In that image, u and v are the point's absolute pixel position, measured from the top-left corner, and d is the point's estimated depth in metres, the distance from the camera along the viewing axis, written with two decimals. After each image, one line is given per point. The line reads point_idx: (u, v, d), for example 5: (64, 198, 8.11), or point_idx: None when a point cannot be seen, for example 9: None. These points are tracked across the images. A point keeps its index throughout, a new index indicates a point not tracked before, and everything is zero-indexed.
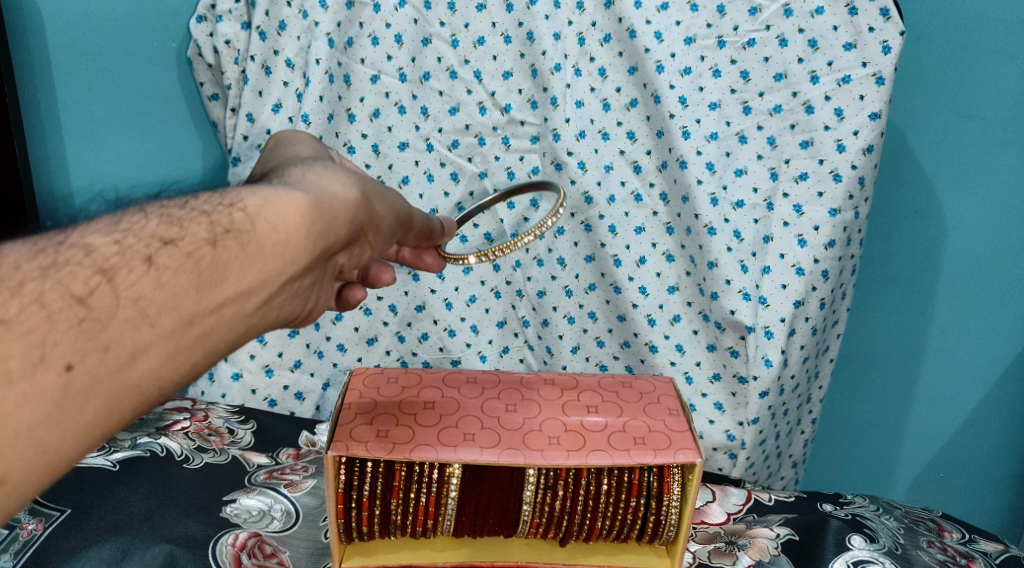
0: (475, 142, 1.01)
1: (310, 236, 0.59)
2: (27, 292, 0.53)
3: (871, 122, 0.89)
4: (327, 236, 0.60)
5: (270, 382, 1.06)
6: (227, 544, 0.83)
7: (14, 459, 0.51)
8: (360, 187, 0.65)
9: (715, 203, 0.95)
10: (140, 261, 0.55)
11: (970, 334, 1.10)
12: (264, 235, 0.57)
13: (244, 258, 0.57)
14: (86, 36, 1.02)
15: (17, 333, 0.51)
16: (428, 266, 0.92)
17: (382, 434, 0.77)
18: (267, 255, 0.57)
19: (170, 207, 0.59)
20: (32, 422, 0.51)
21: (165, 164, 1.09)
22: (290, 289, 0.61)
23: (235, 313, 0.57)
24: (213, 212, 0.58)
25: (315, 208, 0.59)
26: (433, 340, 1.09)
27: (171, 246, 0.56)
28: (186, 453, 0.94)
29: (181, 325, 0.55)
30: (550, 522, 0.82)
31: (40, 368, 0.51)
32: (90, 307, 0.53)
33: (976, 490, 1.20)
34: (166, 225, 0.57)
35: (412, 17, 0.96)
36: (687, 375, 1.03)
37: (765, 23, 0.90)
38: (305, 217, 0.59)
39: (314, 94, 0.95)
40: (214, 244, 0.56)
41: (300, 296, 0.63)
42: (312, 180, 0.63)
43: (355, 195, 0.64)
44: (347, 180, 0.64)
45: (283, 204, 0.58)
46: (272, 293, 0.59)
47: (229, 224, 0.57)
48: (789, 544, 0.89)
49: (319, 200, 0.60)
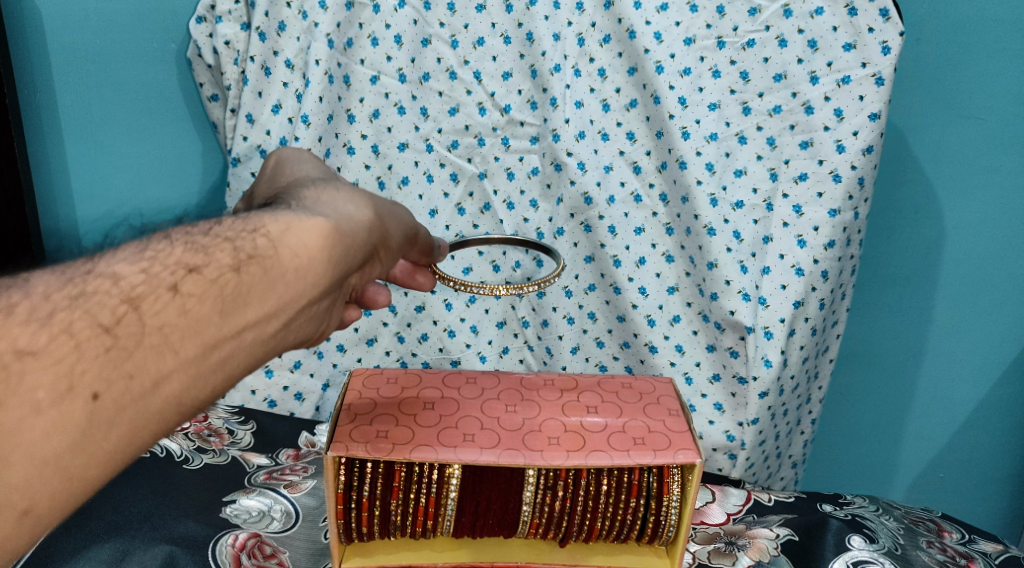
0: (475, 142, 1.01)
1: (329, 261, 0.60)
2: (56, 322, 0.52)
3: (871, 123, 0.89)
4: (346, 258, 0.61)
5: (270, 382, 1.06)
6: (227, 544, 0.83)
7: (39, 488, 0.51)
8: (374, 207, 0.66)
9: (715, 204, 0.95)
10: (166, 289, 0.55)
11: (969, 335, 1.10)
12: (286, 260, 0.58)
13: (266, 283, 0.57)
14: (87, 36, 1.02)
15: (46, 363, 0.51)
16: (420, 286, 0.84)
17: (382, 434, 0.77)
18: (288, 279, 0.58)
19: (194, 233, 0.59)
20: (58, 451, 0.51)
21: (167, 168, 1.09)
22: (309, 312, 0.61)
23: (256, 337, 0.57)
24: (236, 238, 0.58)
25: (334, 231, 0.60)
26: (433, 341, 1.09)
27: (196, 273, 0.56)
28: (186, 454, 0.95)
29: (204, 350, 0.55)
30: (550, 522, 0.82)
31: (67, 397, 0.51)
32: (116, 336, 0.53)
33: (976, 490, 1.20)
34: (192, 253, 0.57)
35: (412, 17, 0.96)
36: (687, 375, 1.03)
37: (765, 24, 0.89)
38: (325, 241, 0.60)
39: (314, 95, 0.95)
40: (237, 270, 0.56)
41: (320, 318, 0.63)
42: (328, 204, 0.63)
43: (369, 216, 0.64)
44: (360, 200, 0.65)
45: (304, 230, 0.59)
46: (292, 317, 0.59)
47: (252, 250, 0.57)
48: (789, 544, 0.89)
49: (338, 222, 0.61)
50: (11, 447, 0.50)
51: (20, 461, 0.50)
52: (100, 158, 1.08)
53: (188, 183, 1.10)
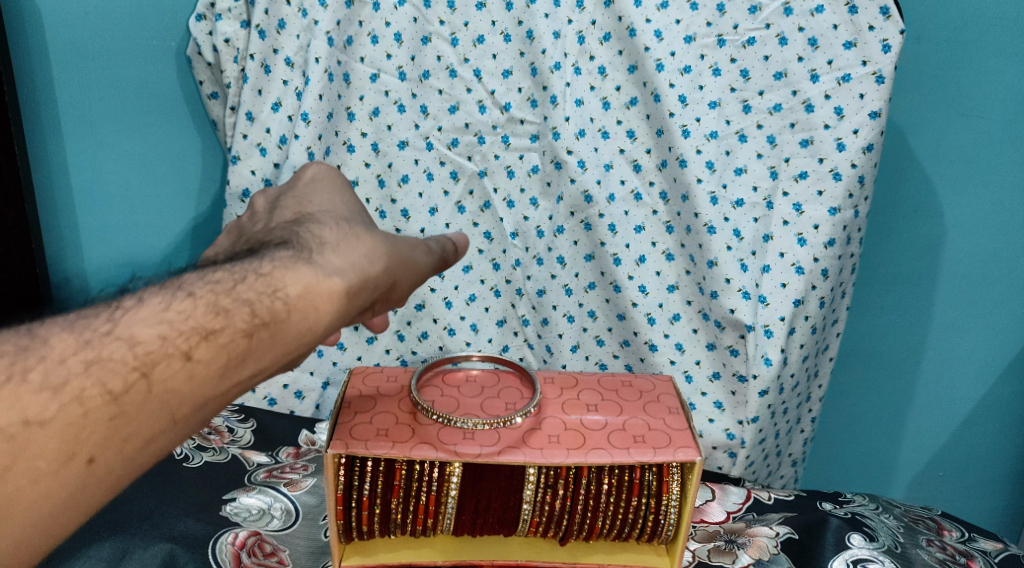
0: (475, 140, 1.01)
1: (332, 322, 0.64)
2: (67, 390, 0.55)
3: (871, 121, 0.89)
4: (345, 319, 0.66)
5: (270, 381, 1.05)
6: (227, 542, 0.84)
7: (32, 542, 0.54)
8: (388, 260, 0.69)
9: (715, 202, 0.95)
10: (179, 355, 0.58)
11: (969, 334, 1.10)
12: (295, 324, 0.62)
13: (270, 346, 0.62)
14: (86, 34, 1.01)
15: (51, 431, 0.54)
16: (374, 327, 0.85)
17: (383, 431, 0.77)
18: (291, 342, 0.62)
19: (218, 288, 0.61)
20: (51, 510, 0.54)
21: (165, 165, 1.08)
22: (295, 360, 0.66)
23: (242, 389, 0.62)
24: (256, 300, 0.61)
25: (344, 297, 0.64)
26: (433, 339, 1.08)
27: (211, 338, 0.59)
28: (186, 452, 0.95)
29: (196, 405, 0.59)
30: (550, 521, 0.82)
31: (66, 465, 0.54)
32: (122, 404, 0.56)
33: (976, 488, 1.20)
34: (210, 315, 0.60)
35: (412, 15, 0.96)
36: (687, 374, 1.03)
37: (765, 22, 0.90)
38: (333, 307, 0.64)
39: (314, 93, 0.95)
40: (248, 335, 0.60)
41: (302, 360, 0.68)
42: (346, 256, 0.66)
43: (380, 273, 0.68)
44: (376, 254, 0.68)
45: (316, 294, 0.63)
46: (280, 368, 0.64)
47: (268, 314, 0.61)
48: (788, 542, 0.89)
49: (350, 284, 0.65)
50: (12, 509, 0.53)
51: (17, 522, 0.53)
52: (99, 158, 1.07)
53: (187, 181, 1.09)
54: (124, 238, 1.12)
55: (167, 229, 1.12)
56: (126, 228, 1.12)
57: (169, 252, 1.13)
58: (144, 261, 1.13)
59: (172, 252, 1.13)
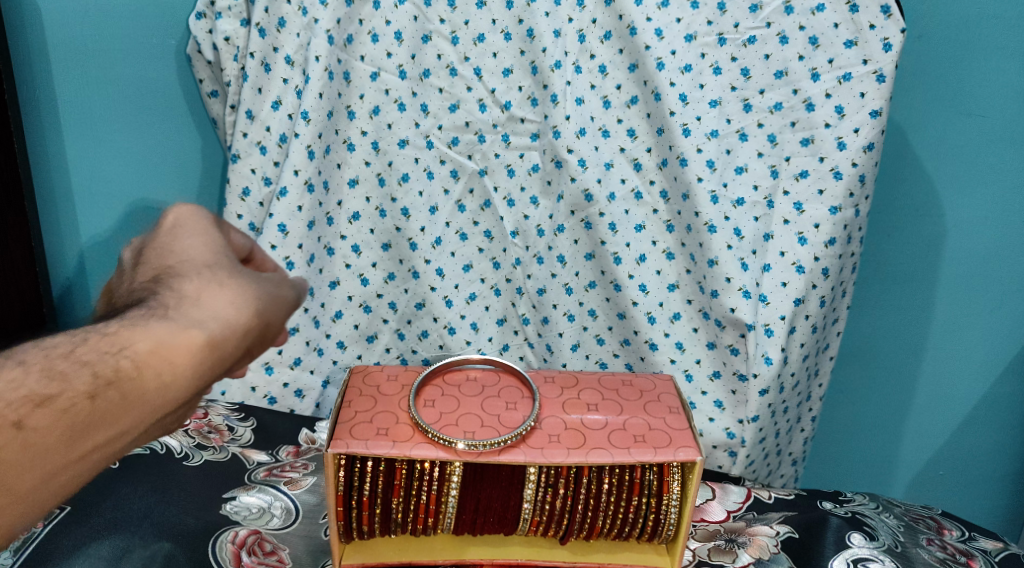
0: (475, 139, 1.01)
1: (194, 378, 0.61)
2: None
3: (871, 120, 0.89)
4: (213, 373, 0.62)
5: (270, 380, 1.03)
6: (227, 541, 0.84)
7: None
8: (258, 306, 0.64)
9: (715, 201, 0.95)
10: (10, 427, 0.56)
11: (969, 333, 1.10)
12: (145, 384, 0.59)
13: (121, 409, 0.59)
14: (87, 32, 1.01)
15: None
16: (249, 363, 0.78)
17: (383, 431, 0.78)
18: (144, 402, 0.59)
19: (59, 351, 0.59)
20: None
21: (165, 163, 1.08)
22: (168, 420, 0.63)
23: (103, 455, 0.60)
24: (99, 360, 0.58)
25: (205, 351, 0.60)
26: (433, 337, 1.08)
27: (47, 405, 0.57)
28: (186, 451, 0.94)
29: (44, 478, 0.58)
30: (550, 520, 0.82)
31: None
32: None
33: (975, 487, 1.20)
34: (47, 380, 0.58)
35: (412, 14, 0.95)
36: (687, 373, 1.02)
37: (765, 21, 0.90)
38: (190, 362, 0.60)
39: (314, 91, 0.94)
40: (92, 398, 0.58)
41: (184, 416, 0.66)
42: (208, 307, 0.62)
43: (251, 321, 0.63)
44: (243, 300, 0.63)
45: (168, 350, 0.59)
46: (145, 430, 0.61)
47: (113, 374, 0.58)
48: (788, 541, 0.89)
49: (210, 337, 0.61)
50: None
51: None
52: (99, 158, 1.07)
53: (186, 178, 1.09)
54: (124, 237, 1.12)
55: None
56: (126, 227, 1.11)
57: None
58: None
59: None
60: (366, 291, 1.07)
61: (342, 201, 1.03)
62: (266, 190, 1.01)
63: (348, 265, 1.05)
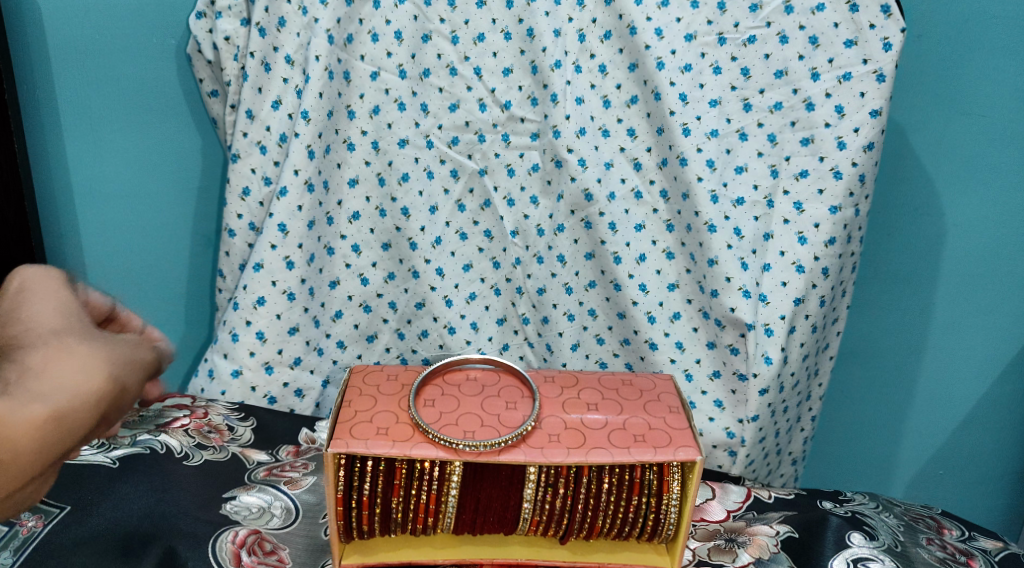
0: (475, 138, 1.01)
1: (40, 452, 0.61)
2: None
3: (871, 120, 0.89)
4: (66, 445, 0.62)
5: (270, 379, 1.02)
6: (227, 541, 0.84)
7: None
8: (110, 371, 0.64)
9: (715, 201, 0.95)
10: None
11: (969, 333, 1.10)
12: None
13: None
14: (87, 32, 1.01)
15: None
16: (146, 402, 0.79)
17: (383, 430, 0.78)
18: None
19: None
20: None
21: (165, 163, 1.08)
22: (25, 494, 0.63)
23: None
24: None
25: (52, 423, 0.61)
26: (433, 337, 1.08)
27: None
28: (186, 451, 0.94)
29: None
30: (550, 520, 0.82)
31: None
32: None
33: (976, 486, 1.20)
34: None
35: (412, 13, 0.96)
36: (687, 373, 1.02)
37: (766, 20, 0.90)
38: (37, 435, 0.60)
39: (314, 91, 0.94)
40: None
41: (46, 486, 0.66)
42: (55, 377, 0.62)
43: (103, 387, 0.63)
44: (94, 368, 0.63)
45: (10, 428, 0.59)
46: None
47: None
48: (788, 541, 0.89)
49: (55, 409, 0.61)
50: None
51: None
52: (100, 157, 1.07)
53: (186, 178, 1.09)
54: (124, 237, 1.12)
55: (166, 227, 1.11)
56: (125, 226, 1.11)
57: (170, 251, 1.13)
58: (144, 260, 1.13)
59: (172, 250, 1.13)
60: (366, 290, 1.07)
61: (342, 200, 1.03)
62: (266, 190, 1.01)
63: (348, 264, 1.05)
